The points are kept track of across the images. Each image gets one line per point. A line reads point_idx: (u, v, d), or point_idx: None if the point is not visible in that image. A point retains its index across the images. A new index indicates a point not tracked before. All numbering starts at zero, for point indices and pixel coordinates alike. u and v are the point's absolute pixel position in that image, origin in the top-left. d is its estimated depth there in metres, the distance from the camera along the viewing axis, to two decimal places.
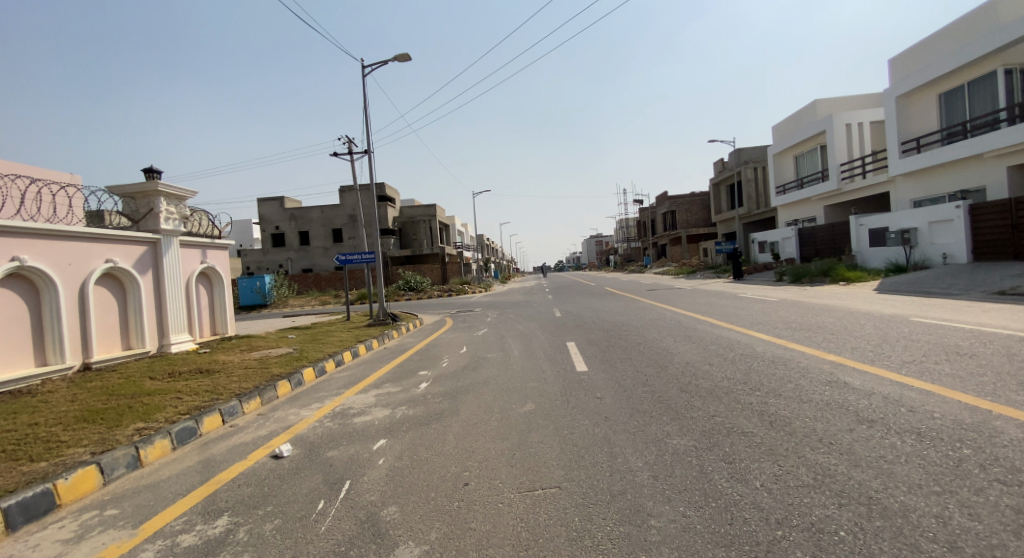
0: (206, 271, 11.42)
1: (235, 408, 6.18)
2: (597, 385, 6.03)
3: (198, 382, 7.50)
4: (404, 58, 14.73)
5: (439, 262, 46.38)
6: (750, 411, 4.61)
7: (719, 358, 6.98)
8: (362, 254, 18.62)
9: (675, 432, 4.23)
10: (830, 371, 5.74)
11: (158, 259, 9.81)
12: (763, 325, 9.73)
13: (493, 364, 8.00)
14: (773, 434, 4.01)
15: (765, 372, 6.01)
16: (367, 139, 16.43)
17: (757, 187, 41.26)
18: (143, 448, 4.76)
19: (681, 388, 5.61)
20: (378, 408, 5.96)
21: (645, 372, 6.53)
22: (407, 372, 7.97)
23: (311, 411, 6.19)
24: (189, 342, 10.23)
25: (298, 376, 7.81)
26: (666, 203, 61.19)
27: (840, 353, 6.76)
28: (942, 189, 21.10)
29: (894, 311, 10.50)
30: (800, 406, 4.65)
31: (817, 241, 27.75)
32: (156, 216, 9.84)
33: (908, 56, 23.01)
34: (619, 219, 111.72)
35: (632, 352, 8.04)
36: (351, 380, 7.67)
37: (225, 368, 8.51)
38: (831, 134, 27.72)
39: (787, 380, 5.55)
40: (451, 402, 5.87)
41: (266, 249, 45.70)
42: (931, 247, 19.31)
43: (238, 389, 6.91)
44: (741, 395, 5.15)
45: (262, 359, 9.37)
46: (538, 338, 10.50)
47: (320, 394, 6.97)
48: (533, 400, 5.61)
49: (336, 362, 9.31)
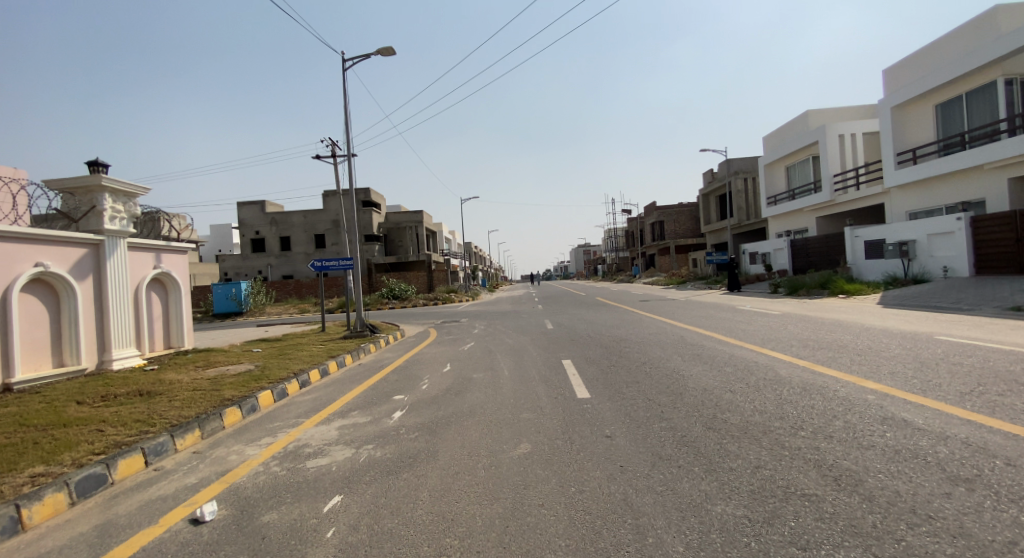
0: (160, 277, 10.20)
1: (164, 445, 5.07)
2: (603, 419, 5.06)
3: (132, 409, 6.35)
4: (387, 52, 13.76)
5: (424, 269, 45.09)
6: (805, 462, 3.66)
7: (741, 385, 6.06)
8: (340, 261, 17.48)
9: (716, 495, 3.25)
10: (879, 406, 4.82)
11: (100, 265, 8.62)
12: (779, 343, 8.81)
13: (479, 387, 6.95)
14: (845, 500, 3.08)
15: (801, 404, 5.06)
16: (347, 138, 15.38)
17: (747, 198, 40.95)
18: (26, 508, 3.60)
19: (706, 424, 4.69)
20: (338, 447, 4.90)
21: (658, 402, 5.57)
22: (379, 397, 6.86)
23: (257, 448, 5.13)
24: (135, 358, 9.04)
25: (251, 401, 6.68)
26: (655, 213, 60.84)
27: (879, 379, 5.87)
28: (940, 200, 20.65)
29: (914, 328, 9.70)
30: (862, 454, 3.73)
31: (810, 253, 27.23)
32: (99, 215, 8.68)
33: (902, 66, 22.64)
34: (608, 230, 111.75)
35: (638, 374, 7.06)
36: (314, 407, 6.58)
37: (170, 390, 7.34)
38: (823, 145, 27.32)
39: (832, 416, 4.64)
40: (429, 440, 4.84)
41: (245, 254, 44.17)
42: (931, 260, 18.76)
43: (174, 419, 5.79)
44: (784, 436, 4.21)
45: (217, 378, 8.19)
46: (530, 355, 9.45)
47: (273, 425, 5.87)
48: (528, 439, 4.62)
49: (302, 383, 8.20)
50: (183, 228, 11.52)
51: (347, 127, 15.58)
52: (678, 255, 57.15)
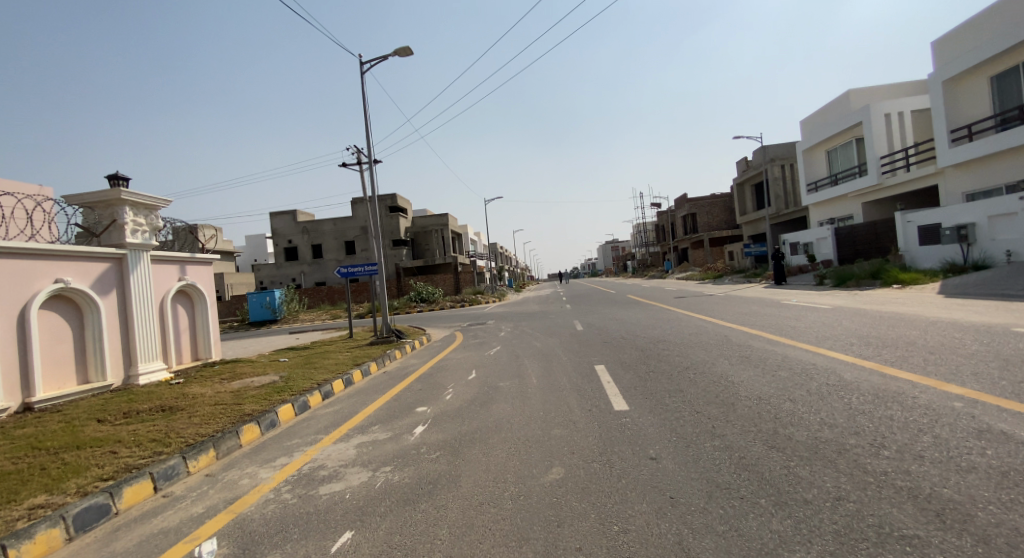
0: (185, 288, 10.14)
1: (175, 468, 4.78)
2: (645, 436, 4.52)
3: (150, 427, 6.14)
4: (403, 52, 13.46)
5: (453, 271, 45.02)
6: (895, 492, 3.01)
7: (800, 393, 5.39)
8: (365, 266, 17.26)
9: (791, 538, 2.68)
10: (970, 415, 4.08)
11: (124, 279, 8.57)
12: (835, 342, 7.99)
13: (506, 397, 6.47)
14: (955, 543, 2.45)
15: (878, 416, 4.38)
16: (369, 142, 15.14)
17: (785, 186, 39.22)
18: (15, 547, 3.30)
19: (767, 442, 4.10)
20: (355, 470, 4.49)
21: (708, 414, 4.99)
22: (402, 410, 6.46)
23: (271, 470, 4.79)
24: (162, 372, 8.96)
25: (271, 417, 6.38)
26: (686, 206, 59.17)
27: (962, 382, 5.08)
28: (1000, 179, 19.06)
29: (987, 319, 8.70)
30: (963, 476, 3.06)
31: (857, 241, 25.70)
32: (120, 228, 8.62)
33: (952, 37, 21.06)
34: (638, 226, 109.91)
35: (680, 382, 6.44)
36: (334, 422, 6.23)
37: (191, 405, 7.14)
38: (868, 125, 25.71)
39: (917, 430, 3.94)
40: (451, 461, 4.39)
41: (279, 263, 45.06)
42: (992, 244, 17.30)
43: (190, 438, 5.53)
44: (864, 458, 3.56)
45: (240, 390, 7.98)
46: (560, 360, 8.90)
47: (290, 443, 5.54)
48: (561, 461, 4.13)
49: (325, 394, 7.90)
50: (208, 239, 11.46)
51: (368, 131, 15.36)
52: (712, 248, 55.36)
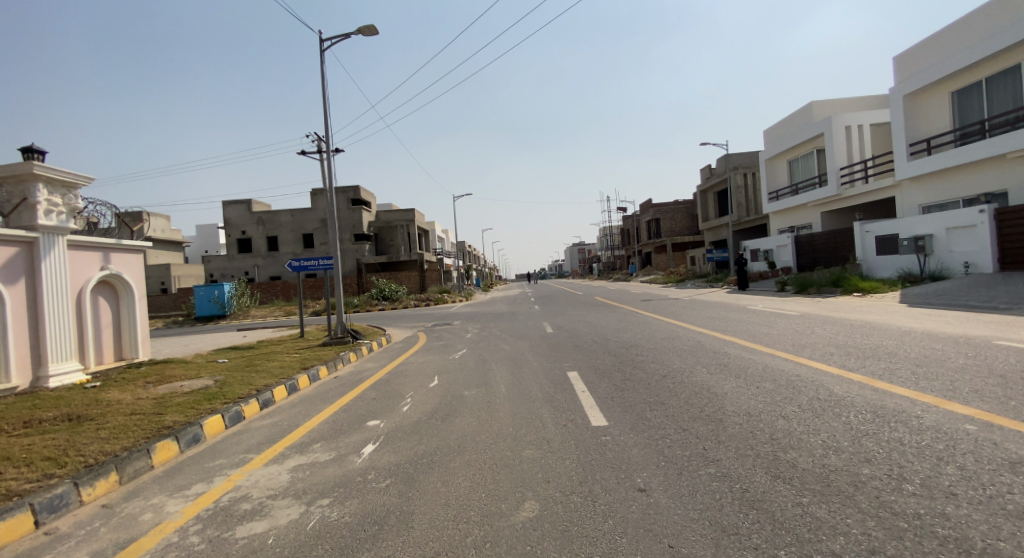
0: (108, 279, 8.95)
1: (64, 498, 3.83)
2: (630, 461, 3.91)
3: (48, 440, 5.08)
4: (368, 31, 12.52)
5: (417, 269, 43.85)
6: (940, 544, 2.49)
7: (793, 409, 4.94)
8: (321, 260, 16.17)
9: None
10: (990, 441, 3.69)
11: (34, 265, 7.42)
12: (816, 351, 7.66)
13: (471, 410, 5.77)
14: None
15: (885, 439, 3.96)
16: (329, 126, 14.12)
17: (747, 194, 39.97)
18: None
19: (771, 471, 3.57)
20: (286, 503, 3.69)
21: (696, 433, 4.46)
22: (350, 424, 5.67)
23: (184, 500, 3.92)
24: (79, 374, 7.85)
25: (194, 430, 5.45)
26: (651, 211, 59.82)
27: (966, 401, 4.72)
28: (955, 193, 19.66)
29: (963, 331, 8.57)
30: (1017, 526, 2.58)
31: (817, 249, 26.24)
32: (31, 208, 7.43)
33: (913, 53, 21.62)
34: (603, 229, 110.98)
35: (659, 392, 5.92)
36: (270, 437, 5.38)
37: (104, 413, 6.09)
38: (829, 136, 26.25)
39: (937, 460, 3.49)
40: (405, 494, 3.64)
41: (231, 255, 42.80)
42: (948, 256, 17.76)
43: (93, 456, 4.56)
44: (886, 494, 3.07)
45: (165, 397, 6.95)
46: (530, 365, 8.26)
47: (214, 464, 4.67)
48: (535, 493, 3.48)
49: (264, 403, 6.98)
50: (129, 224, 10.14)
51: (328, 114, 14.32)
52: (675, 253, 56.09)
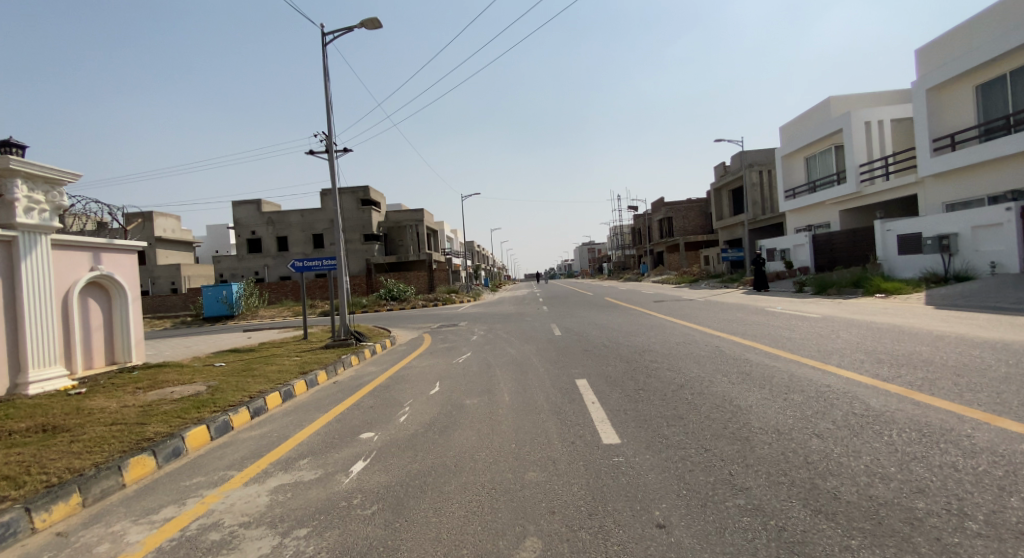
0: (98, 280, 8.66)
1: (12, 525, 3.45)
2: (646, 488, 3.46)
3: (15, 454, 4.74)
4: (370, 24, 12.16)
5: (426, 269, 43.53)
6: None
7: (827, 425, 4.44)
8: (324, 260, 15.80)
9: None
10: None
11: (14, 266, 7.13)
12: (843, 357, 7.12)
13: (472, 421, 5.36)
14: None
15: (938, 464, 3.46)
16: (332, 122, 13.77)
17: (763, 192, 39.14)
18: None
19: (810, 503, 3.09)
20: (258, 533, 3.30)
21: (720, 454, 3.99)
22: (343, 436, 5.28)
23: (148, 528, 3.53)
24: (63, 379, 7.56)
25: (174, 443, 5.08)
26: (663, 210, 59.01)
27: (1019, 416, 4.22)
28: (981, 190, 18.85)
29: (1000, 336, 7.99)
30: None
31: (835, 249, 25.48)
32: (8, 206, 7.10)
33: (936, 46, 20.83)
34: (614, 229, 110.17)
35: (676, 405, 5.43)
36: (255, 451, 4.99)
37: (84, 423, 5.76)
38: (848, 132, 25.45)
39: (1000, 490, 3.00)
40: (389, 525, 3.22)
41: (241, 255, 42.81)
42: (975, 255, 17.01)
43: (56, 475, 4.19)
44: (949, 536, 2.59)
45: (151, 405, 6.61)
46: (536, 371, 7.85)
47: (190, 483, 4.29)
48: (535, 528, 3.03)
49: (256, 411, 6.61)
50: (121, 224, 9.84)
51: (331, 110, 13.96)
52: (688, 253, 55.24)
